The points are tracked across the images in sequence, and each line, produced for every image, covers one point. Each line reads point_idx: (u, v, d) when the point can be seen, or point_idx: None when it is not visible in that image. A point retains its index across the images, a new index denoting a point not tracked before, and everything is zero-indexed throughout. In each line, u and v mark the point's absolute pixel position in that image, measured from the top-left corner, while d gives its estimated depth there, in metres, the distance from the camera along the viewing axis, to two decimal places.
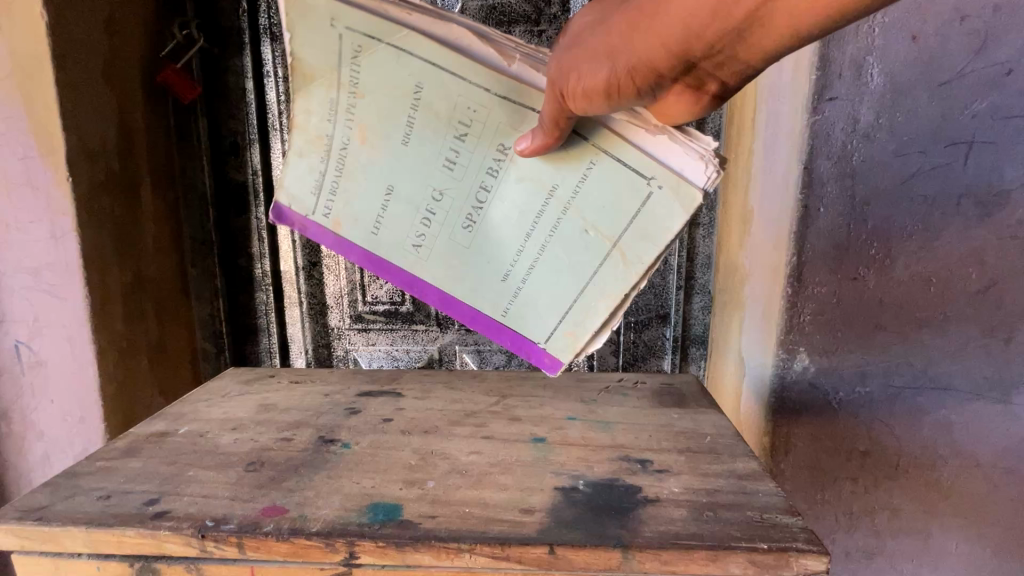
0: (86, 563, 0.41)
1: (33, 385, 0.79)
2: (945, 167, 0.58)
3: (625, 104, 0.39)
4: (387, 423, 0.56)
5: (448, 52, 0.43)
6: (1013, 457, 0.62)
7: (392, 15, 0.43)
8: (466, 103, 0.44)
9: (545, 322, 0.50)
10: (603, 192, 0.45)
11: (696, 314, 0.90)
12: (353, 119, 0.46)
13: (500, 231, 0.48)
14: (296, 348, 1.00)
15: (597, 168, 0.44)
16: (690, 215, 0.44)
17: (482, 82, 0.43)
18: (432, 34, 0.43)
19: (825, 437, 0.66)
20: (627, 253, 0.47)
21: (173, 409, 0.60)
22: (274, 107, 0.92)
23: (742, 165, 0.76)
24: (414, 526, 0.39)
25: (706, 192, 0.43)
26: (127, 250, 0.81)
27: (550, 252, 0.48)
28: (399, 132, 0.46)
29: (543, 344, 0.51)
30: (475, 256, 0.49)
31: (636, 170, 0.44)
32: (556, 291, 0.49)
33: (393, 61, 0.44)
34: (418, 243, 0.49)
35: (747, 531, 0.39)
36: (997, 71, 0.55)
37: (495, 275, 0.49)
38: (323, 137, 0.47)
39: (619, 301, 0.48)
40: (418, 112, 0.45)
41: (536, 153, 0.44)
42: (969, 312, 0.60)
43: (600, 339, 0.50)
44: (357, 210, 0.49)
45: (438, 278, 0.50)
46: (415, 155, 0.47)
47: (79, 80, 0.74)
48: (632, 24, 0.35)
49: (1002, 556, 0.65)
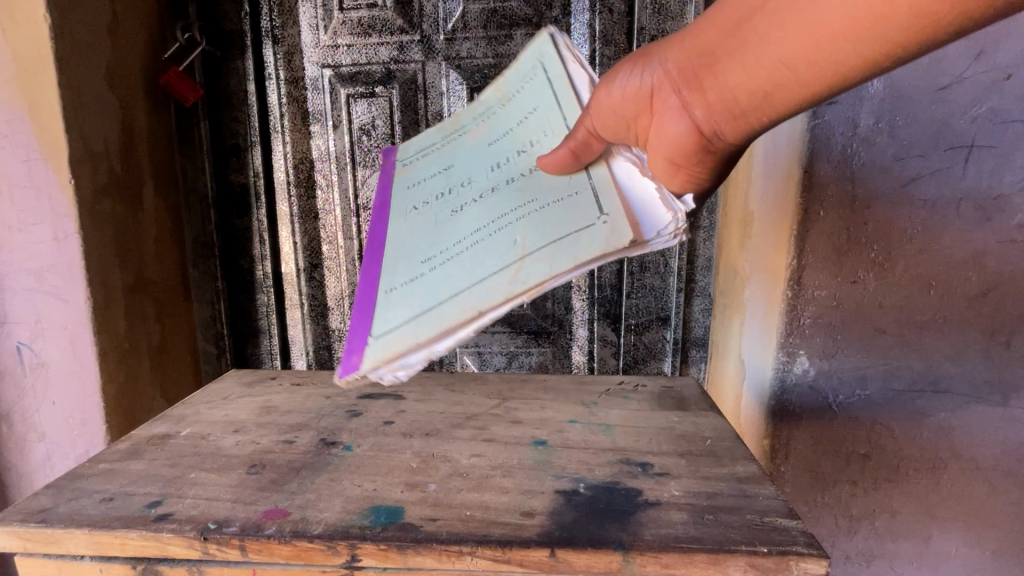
0: (89, 565, 0.42)
1: (35, 387, 0.80)
2: (945, 171, 0.58)
3: (632, 113, 0.40)
4: (388, 426, 0.56)
5: (570, 91, 0.47)
6: (1013, 460, 0.63)
7: (554, 59, 0.49)
8: (546, 128, 0.47)
9: (399, 312, 0.41)
10: (563, 211, 0.40)
11: (696, 316, 0.90)
12: (485, 121, 0.52)
13: (463, 218, 0.44)
14: (297, 350, 1.01)
15: (578, 195, 0.41)
16: (603, 257, 0.35)
17: (569, 113, 0.46)
18: (574, 74, 0.47)
19: (825, 440, 0.66)
20: (519, 269, 0.37)
21: (175, 411, 0.60)
22: (276, 109, 0.92)
23: (743, 169, 0.77)
24: (416, 529, 0.39)
25: (639, 247, 0.35)
26: (128, 252, 0.82)
27: (470, 246, 0.41)
28: (493, 138, 0.50)
29: (375, 340, 0.41)
30: (427, 233, 0.46)
31: (602, 204, 0.39)
32: (437, 283, 0.41)
33: (535, 89, 0.50)
34: (414, 210, 0.49)
35: (746, 535, 0.39)
36: (997, 75, 0.55)
37: (418, 254, 0.44)
38: (461, 124, 0.55)
39: (466, 319, 0.37)
40: (518, 129, 0.49)
41: (550, 165, 0.43)
42: (969, 315, 0.60)
43: (422, 358, 0.38)
44: (422, 172, 0.53)
45: (396, 240, 0.47)
46: (484, 155, 0.49)
47: (83, 82, 0.74)
48: (668, 38, 0.39)
49: (1001, 559, 0.65)
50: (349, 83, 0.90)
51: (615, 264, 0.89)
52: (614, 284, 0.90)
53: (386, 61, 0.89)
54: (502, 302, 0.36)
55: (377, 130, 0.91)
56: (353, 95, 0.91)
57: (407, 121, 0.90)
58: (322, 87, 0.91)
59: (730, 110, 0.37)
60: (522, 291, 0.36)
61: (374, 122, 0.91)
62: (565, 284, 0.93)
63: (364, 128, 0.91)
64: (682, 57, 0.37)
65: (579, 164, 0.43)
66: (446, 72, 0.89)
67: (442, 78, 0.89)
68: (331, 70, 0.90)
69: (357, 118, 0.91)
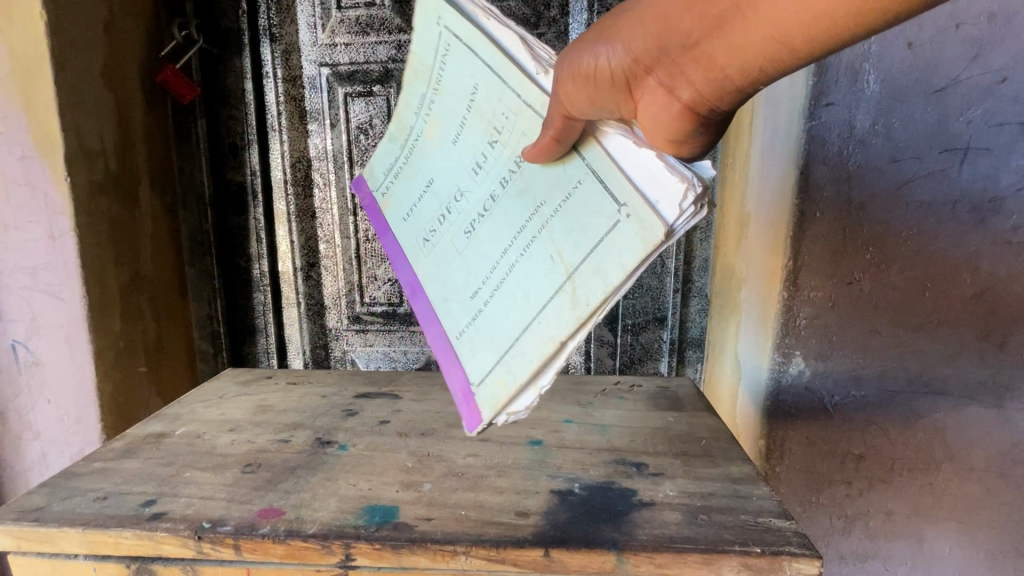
0: (82, 565, 0.41)
1: (30, 385, 0.79)
2: (940, 173, 0.58)
3: (610, 106, 0.34)
4: (384, 425, 0.56)
5: (503, 59, 0.39)
6: (1005, 460, 0.63)
7: (470, 15, 0.42)
8: (502, 110, 0.40)
9: (485, 355, 0.40)
10: (578, 213, 0.36)
11: (693, 317, 0.90)
12: (429, 115, 0.48)
13: (486, 242, 0.42)
14: (294, 349, 1.01)
15: (581, 184, 0.36)
16: (649, 256, 0.31)
17: (514, 84, 0.39)
18: (489, 30, 0.40)
19: (819, 441, 0.66)
20: (577, 292, 0.35)
21: (171, 410, 0.60)
22: (273, 107, 0.92)
23: (739, 169, 0.77)
24: (410, 528, 0.39)
25: (675, 230, 0.31)
26: (125, 250, 0.81)
27: (512, 272, 0.39)
28: (452, 133, 0.45)
29: (475, 386, 0.41)
30: (455, 263, 0.44)
31: (610, 193, 0.34)
32: (500, 322, 0.40)
33: (463, 60, 0.43)
34: (428, 237, 0.47)
35: (740, 535, 0.39)
36: (992, 78, 0.56)
37: (464, 290, 0.43)
38: (406, 127, 0.51)
39: (552, 356, 0.36)
40: (472, 113, 0.43)
41: (540, 156, 0.37)
42: (964, 316, 0.61)
43: (524, 400, 0.37)
44: (400, 198, 0.51)
45: (429, 276, 0.47)
46: (458, 153, 0.45)
47: (80, 81, 0.74)
48: (634, 12, 0.32)
49: (994, 559, 0.66)
50: (347, 81, 0.90)
51: None
52: None
53: (384, 60, 0.89)
54: (579, 330, 0.34)
55: (374, 129, 0.91)
56: (351, 94, 0.90)
57: None
58: (320, 86, 0.91)
59: (722, 89, 0.31)
60: (592, 313, 0.34)
61: (371, 122, 0.91)
62: None
63: (363, 127, 0.91)
64: (661, 35, 0.31)
65: (566, 149, 0.36)
66: None
67: None
68: (329, 69, 0.90)
69: (355, 118, 0.91)
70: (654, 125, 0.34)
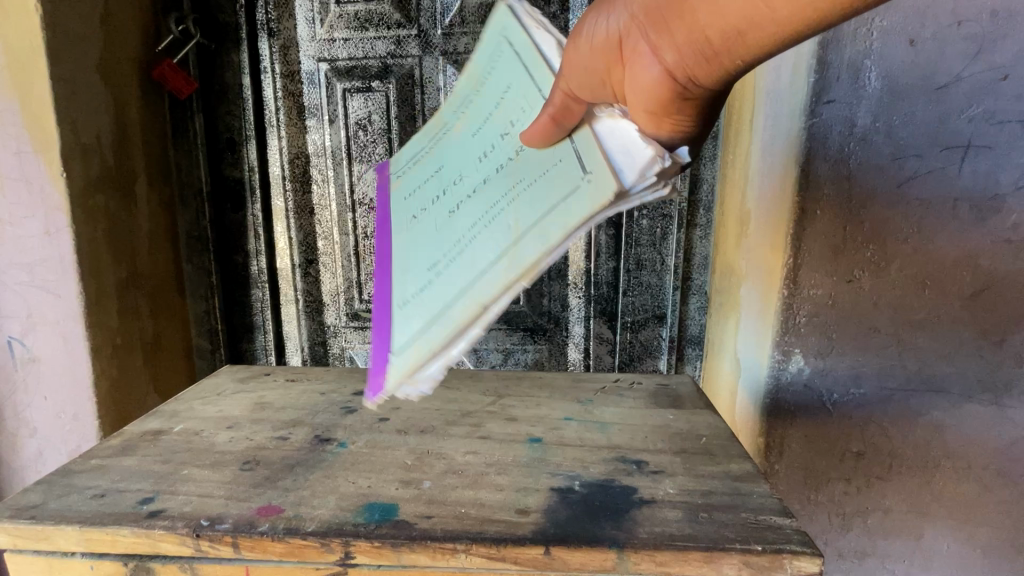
0: (80, 563, 0.41)
1: (26, 382, 0.79)
2: (940, 171, 0.58)
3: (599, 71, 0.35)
4: (383, 422, 0.56)
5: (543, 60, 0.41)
6: (1003, 458, 0.63)
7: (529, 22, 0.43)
8: (524, 104, 0.41)
9: (422, 321, 0.40)
10: (544, 184, 0.36)
11: (692, 314, 0.90)
12: (462, 112, 0.49)
13: (456, 215, 0.42)
14: (292, 346, 1.00)
15: (561, 162, 0.37)
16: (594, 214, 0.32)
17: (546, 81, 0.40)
18: (541, 41, 0.42)
19: (818, 439, 0.66)
20: (518, 254, 0.35)
21: (168, 407, 0.60)
22: (271, 103, 0.91)
23: (739, 165, 0.76)
24: (410, 526, 0.39)
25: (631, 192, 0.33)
26: (121, 246, 0.81)
27: (469, 241, 0.39)
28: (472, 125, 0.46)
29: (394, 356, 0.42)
30: (426, 237, 0.44)
31: (578, 162, 0.35)
32: (445, 287, 0.40)
33: (517, 66, 0.43)
34: (415, 214, 0.47)
35: (741, 532, 0.39)
36: (993, 76, 0.55)
37: (422, 262, 0.43)
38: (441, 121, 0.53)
39: (479, 313, 0.36)
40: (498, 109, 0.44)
41: (536, 138, 0.38)
42: (963, 314, 0.61)
43: (432, 369, 0.38)
44: (410, 178, 0.52)
45: (398, 246, 0.47)
46: (473, 142, 0.44)
47: (75, 75, 0.73)
48: None
49: (991, 556, 0.66)
50: (345, 77, 0.90)
51: (611, 263, 0.90)
52: (610, 282, 0.91)
53: (382, 56, 0.88)
54: (505, 292, 0.35)
55: (373, 125, 0.90)
56: (350, 90, 0.90)
57: (404, 116, 0.90)
58: (318, 81, 0.90)
59: (703, 53, 0.31)
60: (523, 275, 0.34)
61: (370, 117, 0.90)
62: (562, 282, 0.93)
63: (361, 123, 0.91)
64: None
65: (562, 132, 0.37)
66: (443, 67, 0.88)
67: (439, 73, 0.88)
68: (327, 64, 0.90)
69: (353, 113, 0.90)
70: (637, 94, 0.34)
